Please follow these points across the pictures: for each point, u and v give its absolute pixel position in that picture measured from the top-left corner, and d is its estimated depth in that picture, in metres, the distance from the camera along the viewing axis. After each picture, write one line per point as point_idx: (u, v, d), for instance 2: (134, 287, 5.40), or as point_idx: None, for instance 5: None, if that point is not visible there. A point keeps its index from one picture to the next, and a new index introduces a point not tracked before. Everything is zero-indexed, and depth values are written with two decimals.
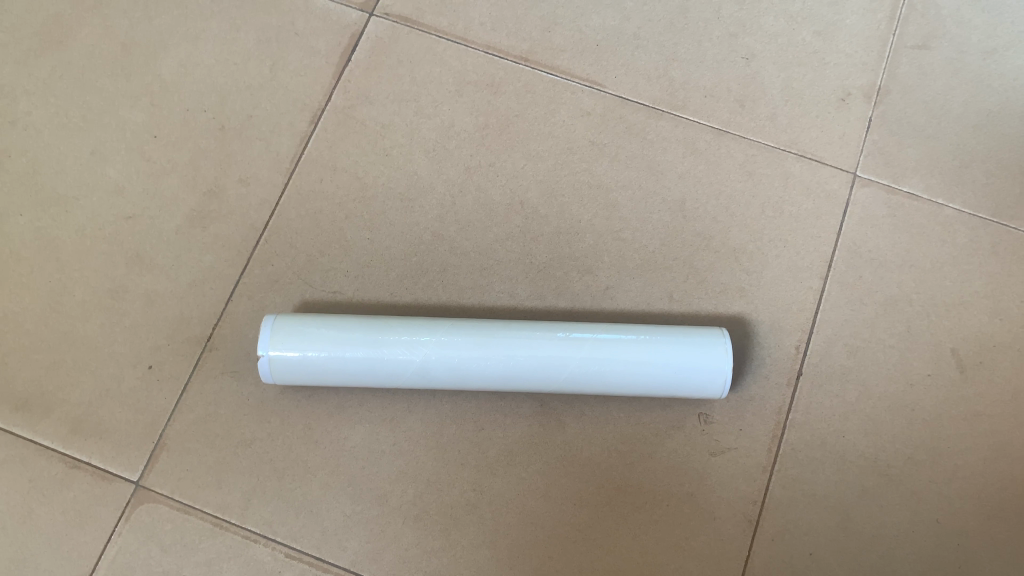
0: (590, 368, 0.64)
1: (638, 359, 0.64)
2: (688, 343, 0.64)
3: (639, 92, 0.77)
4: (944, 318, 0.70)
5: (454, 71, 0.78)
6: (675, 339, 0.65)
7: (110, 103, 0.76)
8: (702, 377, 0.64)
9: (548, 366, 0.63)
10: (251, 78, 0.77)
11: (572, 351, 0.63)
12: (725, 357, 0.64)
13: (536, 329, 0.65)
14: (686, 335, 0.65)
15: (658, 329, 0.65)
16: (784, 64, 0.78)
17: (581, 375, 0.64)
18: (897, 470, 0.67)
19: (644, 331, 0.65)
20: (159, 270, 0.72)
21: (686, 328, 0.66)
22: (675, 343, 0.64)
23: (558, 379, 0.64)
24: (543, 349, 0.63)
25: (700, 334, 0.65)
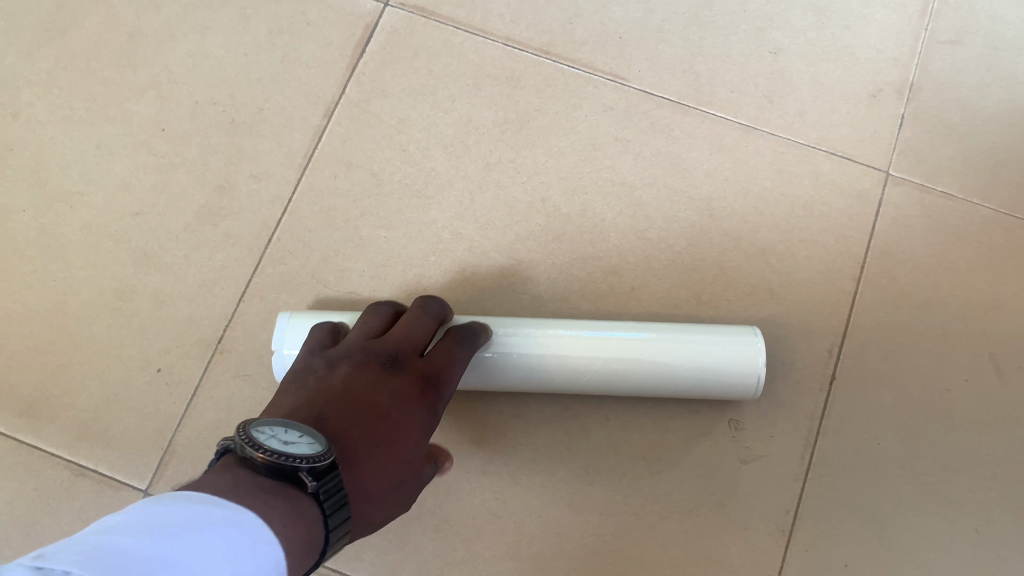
0: (613, 369, 0.61)
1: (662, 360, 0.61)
2: (715, 342, 0.61)
3: (663, 87, 0.74)
4: (982, 321, 0.68)
5: (472, 64, 0.75)
6: (702, 338, 0.62)
7: (116, 96, 0.74)
8: (728, 378, 0.61)
9: (569, 366, 0.61)
10: (262, 70, 0.74)
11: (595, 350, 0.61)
12: (755, 358, 0.61)
13: (558, 327, 0.62)
14: (713, 334, 0.62)
15: (684, 328, 0.62)
16: (813, 59, 0.75)
17: (601, 375, 0.61)
18: (934, 479, 0.64)
19: (669, 329, 0.62)
20: (167, 270, 0.69)
21: (713, 325, 0.63)
22: (701, 344, 0.61)
23: (580, 379, 0.61)
24: (565, 348, 0.61)
25: (728, 333, 0.62)
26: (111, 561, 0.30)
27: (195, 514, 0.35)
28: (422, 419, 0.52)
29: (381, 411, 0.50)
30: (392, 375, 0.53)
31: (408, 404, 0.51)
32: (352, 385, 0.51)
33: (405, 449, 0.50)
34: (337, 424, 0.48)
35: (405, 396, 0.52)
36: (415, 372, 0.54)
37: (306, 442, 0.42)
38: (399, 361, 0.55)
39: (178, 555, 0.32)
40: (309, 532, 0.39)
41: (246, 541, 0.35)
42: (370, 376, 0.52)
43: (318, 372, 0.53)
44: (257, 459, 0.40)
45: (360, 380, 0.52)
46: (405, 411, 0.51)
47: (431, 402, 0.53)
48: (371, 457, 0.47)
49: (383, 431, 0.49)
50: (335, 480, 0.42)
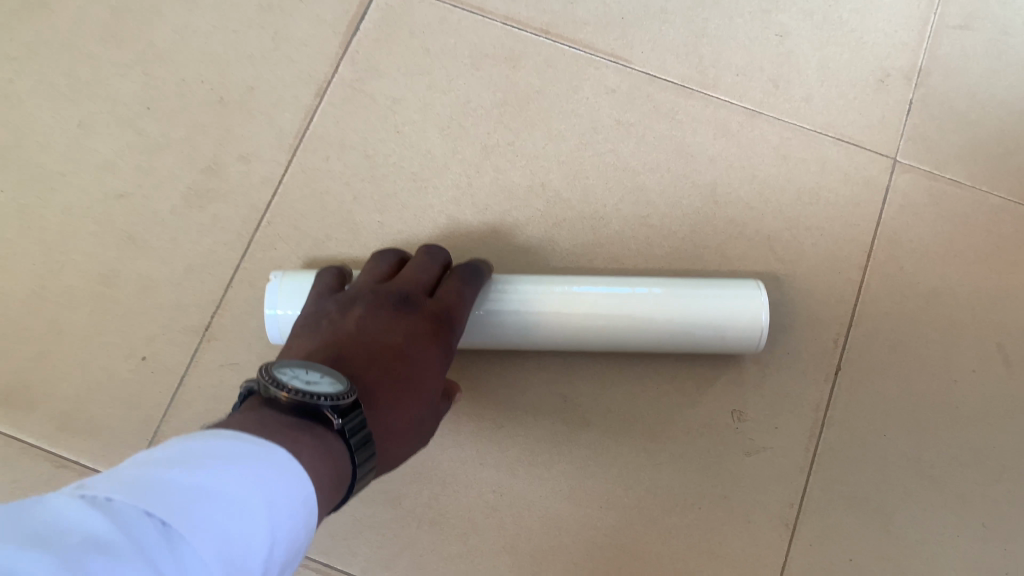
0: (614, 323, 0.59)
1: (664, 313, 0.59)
2: (716, 295, 0.60)
3: (666, 70, 0.72)
4: (990, 311, 0.66)
5: (470, 44, 0.73)
6: (703, 291, 0.60)
7: (99, 73, 0.71)
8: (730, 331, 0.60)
9: (569, 322, 0.59)
10: (252, 48, 0.72)
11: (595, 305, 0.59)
12: (756, 308, 0.59)
13: (557, 283, 0.61)
14: (715, 287, 0.60)
15: (685, 281, 0.61)
16: (819, 43, 0.73)
17: (602, 330, 0.60)
18: (941, 471, 0.63)
19: (670, 282, 0.61)
20: (153, 253, 0.66)
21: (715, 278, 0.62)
22: (703, 297, 0.60)
23: (580, 336, 0.60)
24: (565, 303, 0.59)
25: (730, 286, 0.60)
26: (149, 492, 0.32)
27: (229, 447, 0.36)
28: (438, 358, 0.52)
29: (400, 349, 0.50)
30: (406, 315, 0.53)
31: (424, 341, 0.52)
32: (366, 326, 0.52)
33: (424, 387, 0.50)
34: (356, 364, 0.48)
35: (419, 335, 0.52)
36: (428, 311, 0.54)
37: (329, 381, 0.43)
38: (411, 301, 0.55)
39: (215, 482, 0.34)
40: (337, 468, 0.41)
41: (278, 475, 0.37)
42: (384, 317, 0.53)
43: (331, 315, 0.53)
44: (282, 398, 0.41)
45: (374, 322, 0.52)
46: (422, 348, 0.51)
47: (446, 339, 0.54)
48: (393, 395, 0.48)
49: (401, 369, 0.49)
50: (359, 416, 0.43)
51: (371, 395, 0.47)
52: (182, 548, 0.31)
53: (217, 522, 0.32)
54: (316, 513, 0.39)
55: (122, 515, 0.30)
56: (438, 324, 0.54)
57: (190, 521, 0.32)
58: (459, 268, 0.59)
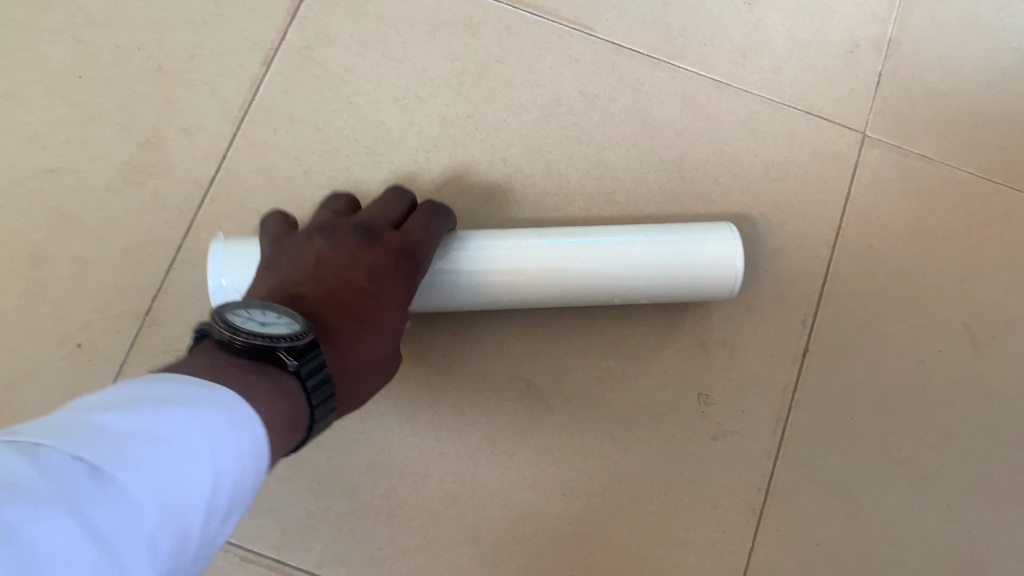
0: (578, 276, 0.57)
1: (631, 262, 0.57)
2: (687, 243, 0.58)
3: (632, 38, 0.69)
4: (958, 290, 0.65)
5: (427, 11, 0.69)
6: (673, 239, 0.58)
7: (25, 37, 0.66)
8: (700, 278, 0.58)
9: (530, 279, 0.57)
10: (193, 11, 0.67)
11: (557, 257, 0.57)
12: (727, 246, 0.58)
13: (514, 236, 0.58)
14: (685, 235, 0.58)
15: (655, 231, 0.59)
16: (789, 12, 0.71)
17: (566, 281, 0.57)
18: (908, 453, 0.62)
19: (639, 231, 0.59)
20: (87, 232, 0.62)
21: (686, 225, 0.60)
22: (674, 244, 0.58)
23: (542, 291, 0.57)
24: (525, 258, 0.57)
25: (701, 233, 0.59)
26: (81, 433, 0.28)
27: (173, 390, 0.33)
28: (400, 294, 0.51)
29: (361, 283, 0.49)
30: (367, 248, 0.52)
31: (387, 275, 0.51)
32: (326, 261, 0.50)
33: (385, 323, 0.49)
34: (314, 299, 0.47)
35: (380, 270, 0.50)
36: (392, 244, 0.53)
37: (286, 323, 0.41)
38: (373, 234, 0.53)
39: (157, 427, 0.30)
40: (293, 409, 0.39)
41: (225, 418, 0.33)
42: (345, 250, 0.51)
43: (289, 251, 0.52)
44: (233, 342, 0.38)
45: (335, 256, 0.51)
46: (385, 281, 0.50)
47: (410, 273, 0.52)
48: (355, 330, 0.47)
49: (361, 304, 0.48)
50: (317, 357, 0.41)
51: (327, 331, 0.46)
52: (119, 492, 0.27)
53: (160, 464, 0.29)
54: (264, 458, 0.36)
55: (51, 459, 0.26)
56: (402, 257, 0.52)
57: (130, 461, 0.28)
58: (427, 204, 0.57)
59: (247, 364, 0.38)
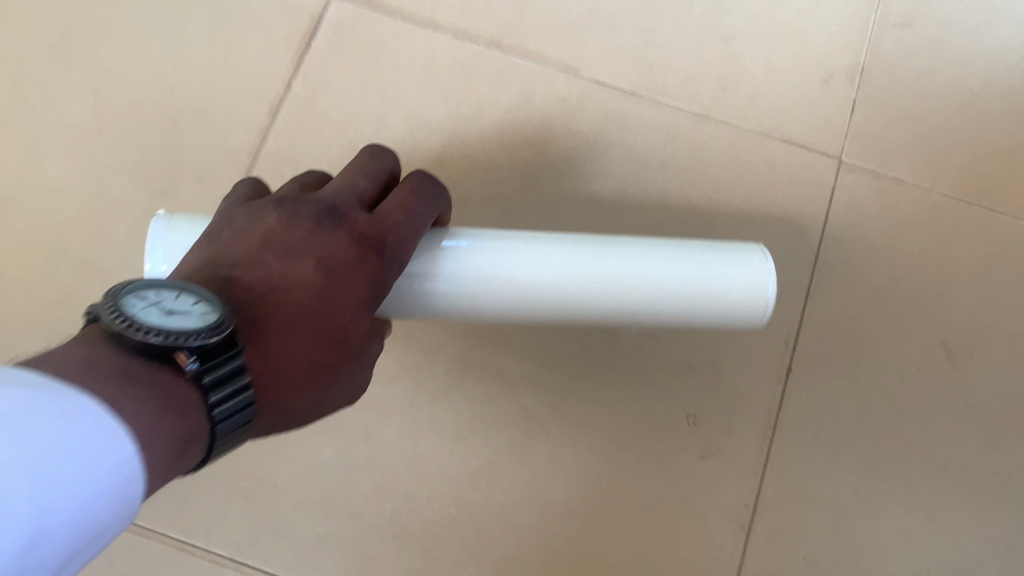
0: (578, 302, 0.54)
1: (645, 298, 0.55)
2: (720, 283, 0.55)
3: (616, 76, 0.73)
4: (934, 307, 0.68)
5: (421, 57, 0.73)
6: (706, 274, 0.55)
7: (48, 97, 0.71)
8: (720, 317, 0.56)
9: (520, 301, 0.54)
10: (203, 67, 0.72)
11: (560, 284, 0.54)
12: (763, 272, 0.56)
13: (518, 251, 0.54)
14: (724, 273, 0.56)
15: (686, 263, 0.56)
16: (765, 45, 0.75)
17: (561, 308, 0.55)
18: (890, 466, 0.65)
19: (662, 262, 0.56)
20: (107, 277, 0.67)
21: (725, 256, 0.57)
22: (706, 284, 0.55)
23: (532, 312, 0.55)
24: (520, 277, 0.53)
25: (739, 268, 0.56)
26: None
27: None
28: (360, 293, 0.41)
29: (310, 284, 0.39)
30: (328, 228, 0.42)
31: (346, 276, 0.41)
32: (274, 246, 0.41)
33: (336, 330, 0.40)
34: (245, 300, 0.38)
35: (337, 261, 0.40)
36: (356, 228, 0.42)
37: (198, 311, 0.33)
38: (338, 213, 0.43)
39: None
40: (184, 425, 0.31)
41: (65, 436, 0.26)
42: (300, 233, 0.41)
43: (232, 221, 0.42)
44: (122, 334, 0.31)
45: (287, 239, 0.41)
46: (342, 283, 0.40)
47: (376, 268, 0.42)
48: (285, 339, 0.38)
49: (306, 304, 0.39)
50: (234, 361, 0.34)
51: (254, 343, 0.37)
52: None
53: None
54: (134, 480, 0.28)
55: None
56: (367, 248, 0.42)
57: None
58: (410, 178, 0.47)
59: (135, 364, 0.31)
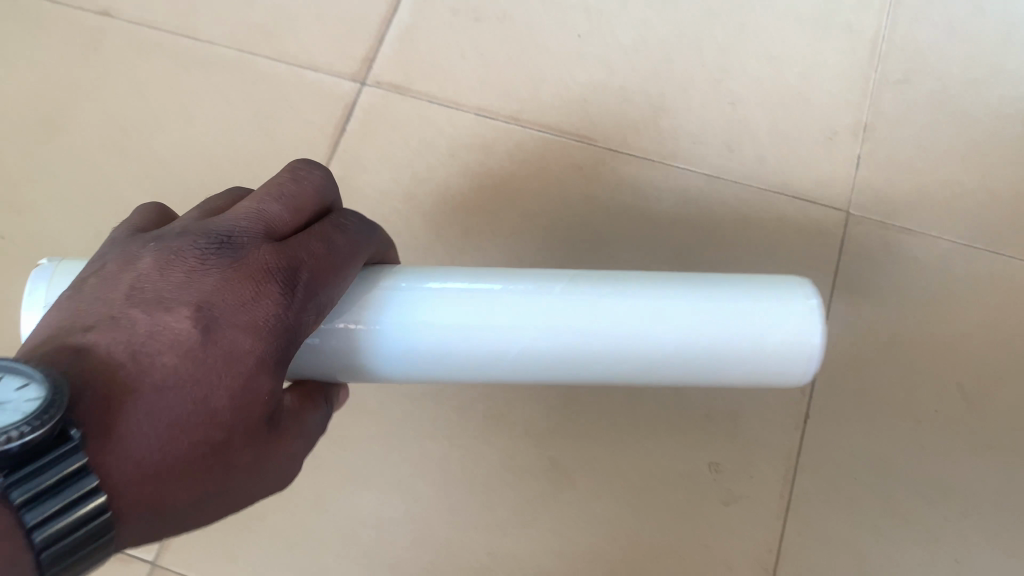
0: (538, 352, 0.51)
1: (621, 344, 0.51)
2: (734, 336, 0.51)
3: (628, 143, 0.78)
4: (946, 350, 0.71)
5: (446, 134, 0.79)
6: (704, 321, 0.51)
7: (110, 186, 0.78)
8: (740, 369, 0.52)
9: (473, 353, 0.51)
10: (248, 154, 0.79)
11: (512, 331, 0.50)
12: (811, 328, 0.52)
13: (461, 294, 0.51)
14: (744, 325, 0.51)
15: (681, 305, 0.51)
16: (770, 107, 0.79)
17: (523, 359, 0.51)
18: (910, 507, 0.67)
19: (642, 303, 0.51)
20: None
21: (752, 297, 0.52)
22: (712, 334, 0.51)
23: (491, 364, 0.52)
24: (465, 326, 0.50)
25: (768, 321, 0.51)
26: None
27: None
28: (252, 348, 0.40)
29: (193, 338, 0.39)
30: (213, 274, 0.41)
31: (238, 324, 0.40)
32: (162, 293, 0.41)
33: (219, 398, 0.39)
34: (106, 369, 0.38)
35: (223, 315, 0.40)
36: (245, 274, 0.42)
37: (21, 403, 0.33)
38: (235, 251, 0.43)
39: None
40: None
41: None
42: (182, 278, 0.41)
43: (110, 267, 0.42)
44: None
45: (173, 282, 0.41)
46: (232, 333, 0.40)
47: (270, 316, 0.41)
48: (153, 411, 0.38)
49: (186, 369, 0.39)
50: (54, 468, 0.33)
51: (113, 425, 0.36)
52: None
53: None
54: None
55: None
56: (261, 288, 0.41)
57: None
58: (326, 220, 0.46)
59: None
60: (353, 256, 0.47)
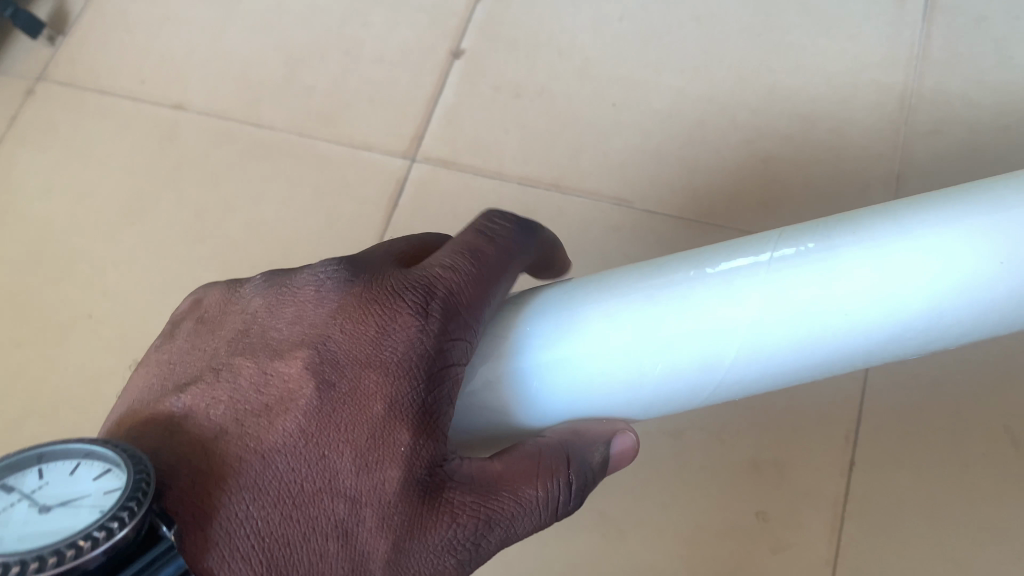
0: (763, 364, 0.49)
1: (851, 331, 0.47)
2: (984, 284, 0.46)
3: (664, 203, 0.81)
4: (993, 394, 0.71)
5: (491, 204, 0.84)
6: (942, 279, 0.46)
7: (186, 265, 0.85)
8: (999, 321, 0.48)
9: (692, 373, 0.50)
10: (310, 230, 0.85)
11: (722, 344, 0.48)
12: None
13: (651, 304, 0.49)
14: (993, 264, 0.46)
15: (904, 262, 0.46)
16: (802, 162, 0.81)
17: (742, 371, 0.49)
18: (965, 554, 0.66)
19: (857, 268, 0.46)
20: None
21: (984, 226, 0.46)
22: (956, 295, 0.46)
23: (720, 381, 0.50)
24: (670, 347, 0.48)
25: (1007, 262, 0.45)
26: None
27: None
28: (376, 393, 0.45)
29: (317, 394, 0.45)
30: (339, 317, 0.47)
31: (364, 370, 0.45)
32: (292, 346, 0.47)
33: (343, 457, 0.44)
34: (232, 436, 0.45)
35: (348, 361, 0.46)
36: (366, 309, 0.47)
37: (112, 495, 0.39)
38: (355, 292, 0.48)
39: None
40: None
41: None
42: (306, 329, 0.47)
43: (239, 321, 0.50)
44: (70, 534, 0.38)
45: (291, 336, 0.48)
46: (356, 381, 0.45)
47: (394, 350, 0.46)
48: (272, 477, 0.44)
49: (307, 429, 0.44)
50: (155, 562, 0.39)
51: (239, 499, 0.43)
52: None
53: None
54: None
55: None
56: (381, 324, 0.46)
57: None
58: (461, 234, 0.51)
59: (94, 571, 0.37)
60: (496, 267, 0.50)
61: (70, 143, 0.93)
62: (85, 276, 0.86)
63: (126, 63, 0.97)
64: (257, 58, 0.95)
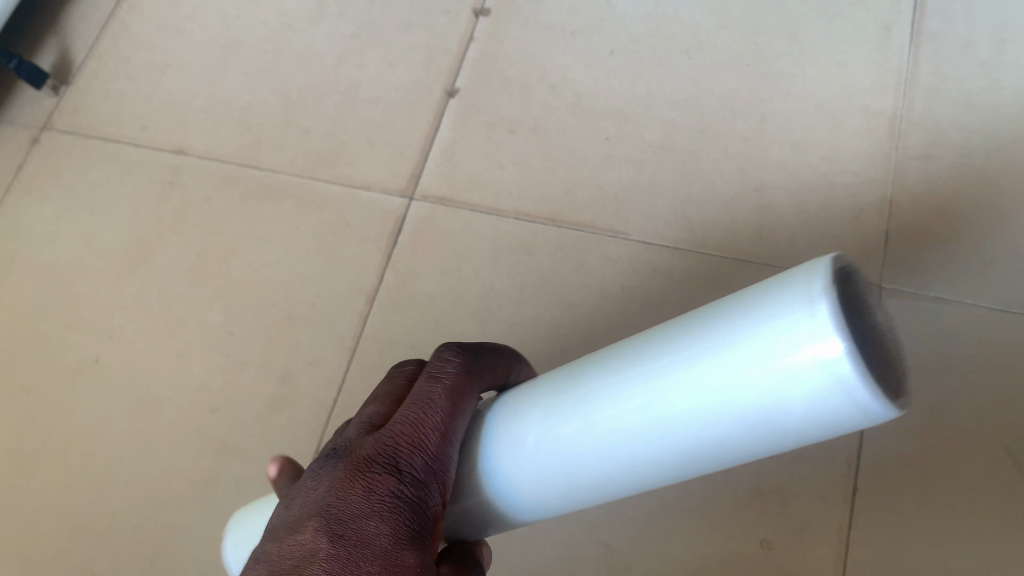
0: (596, 487, 0.43)
1: (646, 455, 0.39)
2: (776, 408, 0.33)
3: (660, 236, 0.82)
4: (992, 416, 0.71)
5: (489, 239, 0.85)
6: (709, 404, 0.35)
7: (192, 308, 0.86)
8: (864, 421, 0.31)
9: (532, 494, 0.45)
10: (313, 270, 0.86)
11: (540, 470, 0.44)
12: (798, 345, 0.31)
13: (492, 438, 0.47)
14: (762, 379, 0.32)
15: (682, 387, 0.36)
16: (795, 190, 0.82)
17: (562, 491, 0.44)
18: None
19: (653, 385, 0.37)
20: (242, 456, 0.79)
21: (745, 339, 0.33)
22: (750, 418, 0.34)
23: (566, 498, 0.44)
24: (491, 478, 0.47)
25: (780, 377, 0.32)
26: None
27: None
28: (384, 529, 0.42)
29: (332, 548, 0.42)
30: (338, 474, 0.45)
31: (364, 517, 0.43)
32: (300, 520, 0.44)
33: None
34: None
35: (353, 507, 0.43)
36: (359, 457, 0.45)
37: None
38: (346, 450, 0.46)
39: None
40: None
41: None
42: (311, 495, 0.45)
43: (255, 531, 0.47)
44: None
45: (298, 508, 0.45)
46: (366, 523, 0.42)
47: (393, 483, 0.44)
48: None
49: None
50: None
51: None
52: None
53: None
54: None
55: None
56: (376, 464, 0.44)
57: None
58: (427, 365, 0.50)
59: None
60: (467, 391, 0.48)
61: (75, 191, 0.95)
62: (91, 322, 0.87)
63: (127, 111, 0.99)
64: (256, 102, 0.97)
